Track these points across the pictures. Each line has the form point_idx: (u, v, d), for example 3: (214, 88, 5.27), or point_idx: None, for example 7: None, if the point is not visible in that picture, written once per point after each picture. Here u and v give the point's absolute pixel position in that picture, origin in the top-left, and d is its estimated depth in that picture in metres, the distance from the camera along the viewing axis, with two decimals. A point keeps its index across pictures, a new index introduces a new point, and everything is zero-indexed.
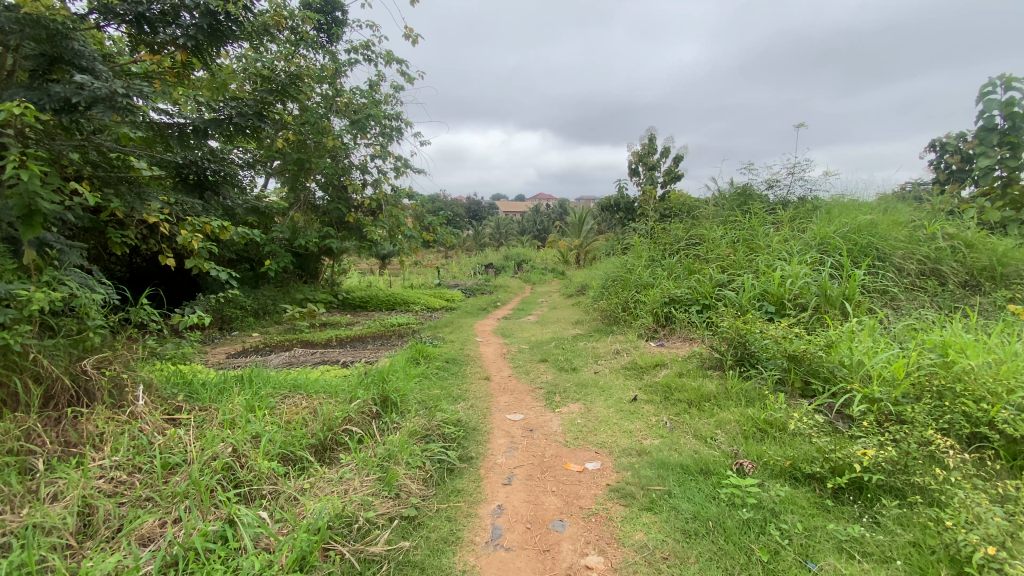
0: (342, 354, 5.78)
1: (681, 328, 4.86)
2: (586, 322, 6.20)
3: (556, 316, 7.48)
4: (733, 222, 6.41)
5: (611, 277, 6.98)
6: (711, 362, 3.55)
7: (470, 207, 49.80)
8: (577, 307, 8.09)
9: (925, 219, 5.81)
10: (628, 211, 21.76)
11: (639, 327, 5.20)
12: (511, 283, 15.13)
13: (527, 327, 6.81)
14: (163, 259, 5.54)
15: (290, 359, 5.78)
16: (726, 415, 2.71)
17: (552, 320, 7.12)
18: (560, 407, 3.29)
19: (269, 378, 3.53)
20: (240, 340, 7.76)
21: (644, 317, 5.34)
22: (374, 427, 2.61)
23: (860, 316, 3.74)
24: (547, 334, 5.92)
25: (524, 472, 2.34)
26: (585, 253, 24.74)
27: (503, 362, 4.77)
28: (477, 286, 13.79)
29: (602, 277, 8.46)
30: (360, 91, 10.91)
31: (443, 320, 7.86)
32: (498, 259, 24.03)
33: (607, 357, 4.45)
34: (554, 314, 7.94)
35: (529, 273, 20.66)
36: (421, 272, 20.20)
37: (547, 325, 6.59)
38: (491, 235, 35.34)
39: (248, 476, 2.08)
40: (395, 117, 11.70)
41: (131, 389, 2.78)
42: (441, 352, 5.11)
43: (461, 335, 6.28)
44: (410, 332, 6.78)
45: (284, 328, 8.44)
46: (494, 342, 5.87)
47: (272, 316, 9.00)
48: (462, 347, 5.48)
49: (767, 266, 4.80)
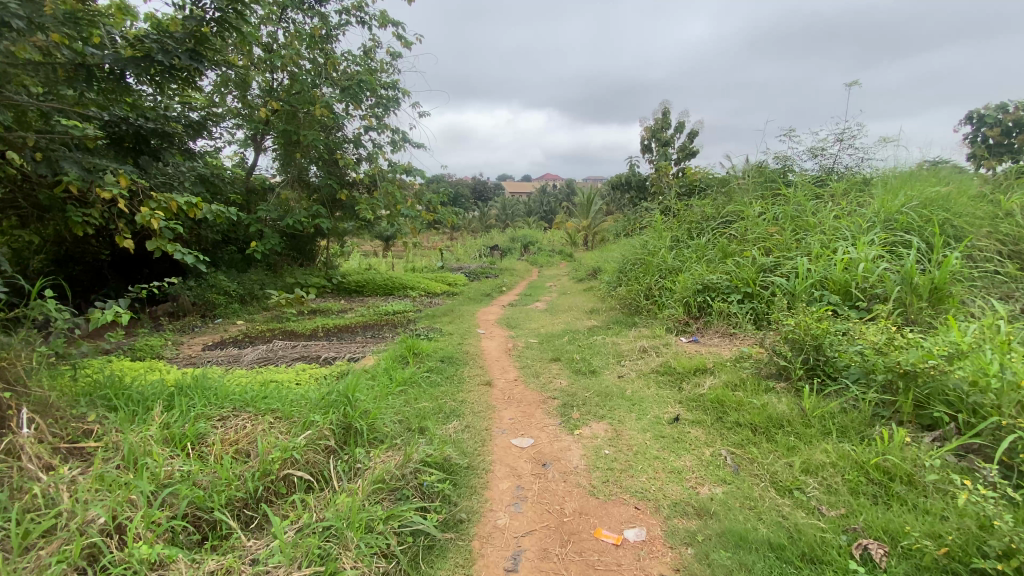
0: (323, 349, 5.04)
1: (718, 322, 4.10)
2: (602, 311, 5.45)
3: (567, 304, 6.76)
4: (773, 196, 5.60)
5: (630, 259, 6.22)
6: (772, 370, 2.80)
7: (476, 188, 48.88)
8: (591, 294, 7.34)
9: (998, 191, 4.98)
10: (640, 188, 21.05)
11: (666, 319, 4.45)
12: (518, 266, 14.39)
13: (536, 315, 6.09)
14: (119, 239, 4.85)
15: (266, 354, 5.06)
16: (814, 453, 1.97)
17: (562, 308, 6.38)
18: (579, 429, 2.57)
19: (217, 389, 2.83)
20: (223, 328, 7.13)
21: (672, 306, 4.58)
22: (329, 471, 1.90)
23: (956, 310, 2.97)
24: (557, 326, 5.17)
25: (536, 546, 1.62)
26: (593, 234, 23.97)
27: (508, 360, 4.05)
28: (481, 269, 13.04)
29: (618, 259, 7.70)
30: (353, 57, 10.07)
31: (441, 308, 7.14)
32: (504, 240, 23.27)
33: (632, 356, 3.72)
34: (564, 301, 7.21)
35: (536, 256, 19.94)
36: (424, 255, 19.49)
37: (559, 315, 5.85)
38: (497, 216, 34.47)
39: (124, 564, 1.38)
40: (392, 86, 10.86)
41: (14, 414, 2.06)
42: (436, 348, 4.40)
43: (462, 325, 5.57)
44: (405, 323, 6.03)
45: (272, 314, 7.77)
46: (498, 334, 5.16)
47: (259, 303, 8.35)
48: (462, 340, 4.77)
49: (824, 247, 4.02)
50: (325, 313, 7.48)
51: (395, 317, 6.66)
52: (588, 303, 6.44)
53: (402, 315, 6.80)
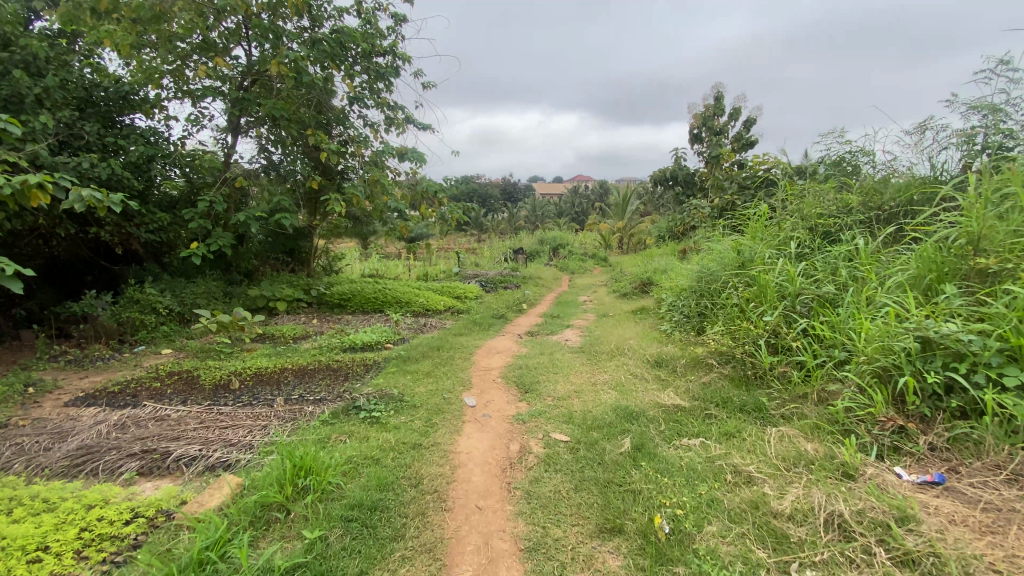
0: (199, 430, 2.88)
1: (997, 445, 1.79)
2: (686, 365, 3.12)
3: (618, 338, 4.44)
4: (992, 170, 3.15)
5: (722, 274, 3.87)
6: None
7: (505, 187, 47.07)
8: (651, 320, 5.03)
9: None
10: (688, 184, 18.57)
11: (845, 420, 2.16)
12: (546, 273, 12.20)
13: (571, 361, 3.81)
14: None
15: (105, 433, 2.92)
16: None
17: (610, 347, 4.09)
18: None
19: None
20: (134, 361, 5.19)
21: (849, 389, 2.28)
22: None
23: None
24: (610, 396, 2.87)
25: None
26: (629, 236, 21.72)
27: (503, 506, 1.85)
28: (499, 276, 10.85)
29: (690, 270, 5.34)
30: (339, 12, 7.99)
31: (430, 338, 4.99)
32: (532, 241, 21.19)
33: (822, 551, 1.45)
34: (612, 331, 4.91)
35: (567, 260, 17.79)
36: (443, 258, 17.59)
37: (608, 364, 3.55)
38: (526, 216, 32.44)
39: None
40: (391, 50, 8.75)
41: None
42: (369, 457, 2.22)
43: (443, 381, 3.38)
44: (360, 373, 3.83)
45: (199, 341, 5.53)
46: (499, 402, 2.96)
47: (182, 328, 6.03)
48: (428, 426, 2.58)
49: None
50: (274, 344, 5.40)
51: (353, 358, 4.48)
52: (650, 339, 4.12)
53: (369, 355, 4.63)
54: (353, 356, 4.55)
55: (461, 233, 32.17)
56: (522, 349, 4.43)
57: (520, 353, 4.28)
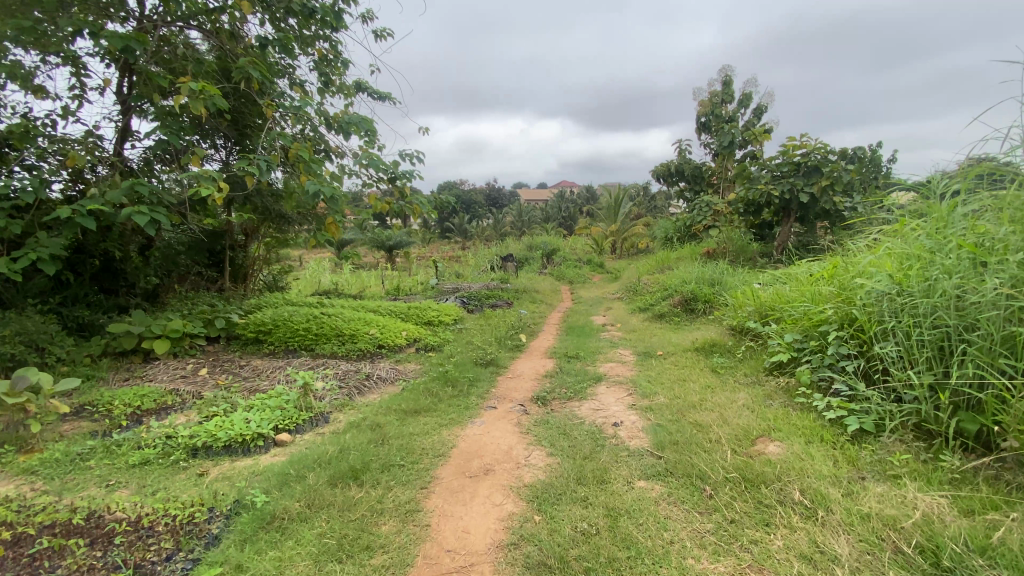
0: None
1: None
2: None
3: (734, 431, 2.18)
4: None
5: (1010, 312, 1.65)
6: None
7: (491, 192, 45.16)
8: (763, 380, 2.79)
9: None
10: (693, 178, 16.58)
11: None
12: (542, 284, 10.05)
13: (673, 530, 1.55)
14: None
15: None
16: None
17: (743, 468, 1.82)
18: None
19: None
20: None
21: None
22: None
23: None
24: None
25: None
26: (624, 240, 19.79)
27: None
28: (486, 290, 8.59)
29: (821, 286, 3.10)
30: None
31: (364, 420, 2.75)
32: (521, 246, 19.13)
33: None
34: (701, 403, 2.65)
35: (562, 267, 15.76)
36: (421, 268, 15.42)
37: (794, 572, 1.30)
38: (514, 221, 30.43)
39: None
40: None
41: None
42: None
43: None
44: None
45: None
46: None
47: None
48: None
49: None
50: (80, 439, 3.00)
51: (179, 497, 2.12)
52: (826, 450, 1.87)
53: (227, 480, 2.29)
54: (189, 487, 2.21)
55: (444, 240, 30.11)
56: (543, 459, 2.13)
57: (541, 475, 1.97)
